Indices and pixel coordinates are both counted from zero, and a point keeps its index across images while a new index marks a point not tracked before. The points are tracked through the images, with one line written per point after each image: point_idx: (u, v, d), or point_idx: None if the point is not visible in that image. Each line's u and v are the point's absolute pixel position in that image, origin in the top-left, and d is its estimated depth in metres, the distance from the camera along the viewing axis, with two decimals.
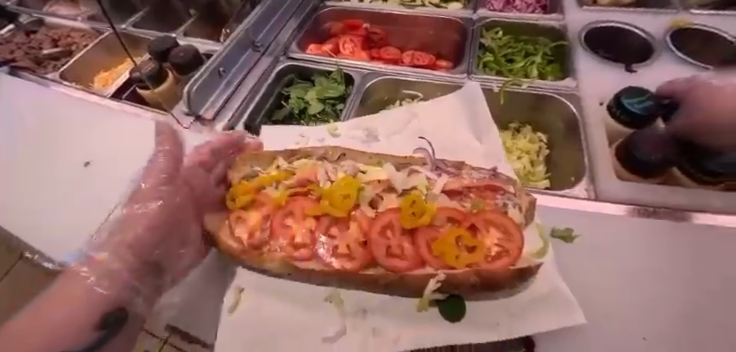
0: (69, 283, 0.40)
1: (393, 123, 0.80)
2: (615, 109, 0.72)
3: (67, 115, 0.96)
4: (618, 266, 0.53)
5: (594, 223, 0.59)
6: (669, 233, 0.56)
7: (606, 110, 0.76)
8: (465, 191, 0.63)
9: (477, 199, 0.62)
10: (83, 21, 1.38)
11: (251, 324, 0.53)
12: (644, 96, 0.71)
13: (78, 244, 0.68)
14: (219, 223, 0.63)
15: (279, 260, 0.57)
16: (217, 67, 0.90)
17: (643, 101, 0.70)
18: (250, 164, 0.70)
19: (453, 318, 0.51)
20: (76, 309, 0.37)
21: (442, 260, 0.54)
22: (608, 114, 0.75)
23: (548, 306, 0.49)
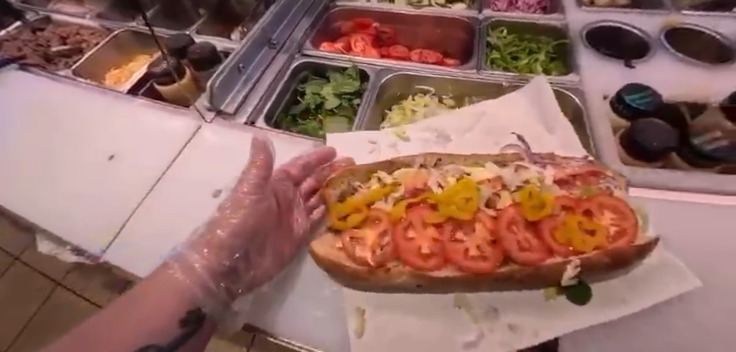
0: (162, 284, 0.48)
1: (463, 121, 0.78)
2: (617, 106, 0.78)
3: (86, 111, 0.99)
4: (680, 244, 0.57)
5: (657, 208, 0.62)
6: (681, 211, 0.62)
7: (610, 105, 0.82)
8: (571, 180, 0.59)
9: (584, 187, 0.58)
10: (91, 19, 1.39)
11: (378, 338, 0.51)
12: (645, 91, 0.77)
13: (111, 233, 0.72)
14: (328, 244, 0.56)
15: (429, 272, 0.50)
16: (237, 63, 0.94)
17: (644, 97, 0.76)
18: (344, 181, 0.61)
19: (580, 299, 0.53)
20: (165, 307, 0.46)
21: (570, 247, 0.52)
22: (612, 109, 0.80)
23: (667, 278, 0.53)
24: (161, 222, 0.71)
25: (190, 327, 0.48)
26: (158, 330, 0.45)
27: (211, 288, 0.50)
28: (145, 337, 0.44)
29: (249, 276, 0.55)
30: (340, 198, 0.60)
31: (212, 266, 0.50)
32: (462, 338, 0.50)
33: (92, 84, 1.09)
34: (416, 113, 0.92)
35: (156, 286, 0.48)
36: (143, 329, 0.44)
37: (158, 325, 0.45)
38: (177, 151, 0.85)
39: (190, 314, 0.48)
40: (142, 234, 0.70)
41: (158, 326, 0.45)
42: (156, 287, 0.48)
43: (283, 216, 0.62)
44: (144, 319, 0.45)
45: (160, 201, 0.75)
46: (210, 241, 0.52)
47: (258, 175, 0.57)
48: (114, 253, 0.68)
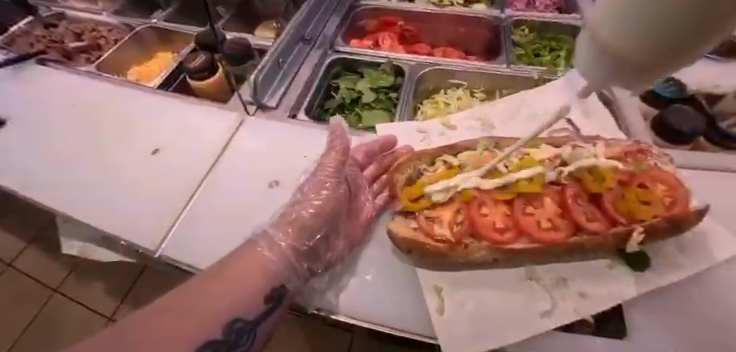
0: (246, 262, 0.49)
1: (506, 110, 0.81)
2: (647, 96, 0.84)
3: (121, 108, 0.99)
4: (722, 218, 0.62)
5: (697, 184, 0.68)
6: (720, 189, 0.67)
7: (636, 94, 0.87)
8: (623, 156, 0.62)
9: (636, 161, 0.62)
10: (107, 15, 1.36)
11: (460, 310, 0.54)
12: (669, 82, 0.84)
13: (167, 223, 0.72)
14: (403, 223, 0.58)
15: (507, 245, 0.54)
16: (278, 57, 0.95)
17: (668, 87, 0.83)
18: (412, 165, 0.64)
19: (643, 266, 0.56)
20: (248, 284, 0.47)
21: (631, 216, 0.56)
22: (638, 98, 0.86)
23: (714, 246, 0.58)
24: (218, 214, 0.72)
25: (273, 303, 0.49)
26: (243, 305, 0.46)
27: (295, 266, 0.52)
28: (232, 311, 0.45)
29: (328, 255, 0.57)
30: (408, 181, 0.62)
31: (298, 246, 0.53)
32: (538, 307, 0.53)
33: (121, 81, 1.08)
34: (449, 105, 0.95)
35: (242, 262, 0.49)
36: (229, 304, 0.45)
37: (243, 301, 0.46)
38: (223, 145, 0.85)
39: (274, 290, 0.49)
40: (199, 226, 0.71)
41: (242, 302, 0.46)
42: (240, 264, 0.49)
43: (352, 199, 0.63)
44: (229, 293, 0.46)
45: (214, 195, 0.76)
46: (291, 222, 0.55)
47: (337, 158, 0.61)
48: (173, 243, 0.69)
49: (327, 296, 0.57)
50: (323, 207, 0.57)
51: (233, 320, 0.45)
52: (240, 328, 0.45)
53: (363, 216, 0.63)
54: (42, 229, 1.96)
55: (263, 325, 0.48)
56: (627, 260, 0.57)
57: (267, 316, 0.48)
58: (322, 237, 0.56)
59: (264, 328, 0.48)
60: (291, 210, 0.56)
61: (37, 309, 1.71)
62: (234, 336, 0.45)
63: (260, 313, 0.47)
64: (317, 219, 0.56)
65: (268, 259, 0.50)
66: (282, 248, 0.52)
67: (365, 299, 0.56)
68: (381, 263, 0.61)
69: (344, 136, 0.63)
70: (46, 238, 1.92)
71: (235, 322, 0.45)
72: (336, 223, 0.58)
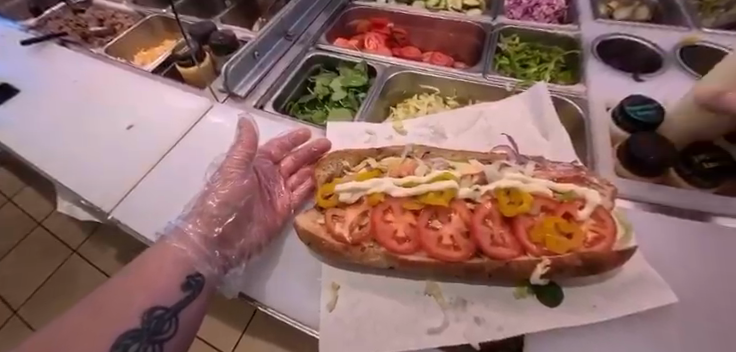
0: (159, 254, 0.53)
1: (463, 120, 0.79)
2: (617, 116, 0.78)
3: (114, 86, 1.08)
4: (669, 261, 0.57)
5: (652, 223, 0.63)
6: (676, 231, 0.61)
7: (611, 117, 0.81)
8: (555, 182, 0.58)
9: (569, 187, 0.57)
10: (128, 4, 1.48)
11: (349, 313, 0.54)
12: (649, 104, 0.76)
13: (121, 194, 0.78)
14: (312, 219, 0.60)
15: (402, 255, 0.53)
16: (253, 50, 0.99)
17: (646, 109, 0.75)
18: (334, 162, 0.65)
19: (553, 302, 0.53)
20: (164, 274, 0.51)
21: (543, 246, 0.53)
22: (613, 121, 0.80)
23: (645, 291, 0.53)
24: (163, 190, 0.77)
25: (190, 291, 0.51)
26: (161, 293, 0.49)
27: (205, 253, 0.55)
28: (151, 299, 0.48)
29: (237, 243, 0.58)
30: (329, 178, 0.63)
31: (205, 232, 0.56)
32: (427, 323, 0.52)
33: (123, 64, 1.17)
34: (418, 110, 0.93)
35: (153, 258, 0.52)
36: (145, 295, 0.49)
37: (159, 290, 0.49)
38: (187, 128, 0.90)
39: (190, 277, 0.52)
40: (145, 197, 0.77)
41: (160, 291, 0.49)
42: (153, 260, 0.52)
43: (265, 189, 0.66)
44: (147, 285, 0.49)
45: (165, 173, 0.81)
46: (207, 218, 0.58)
47: (243, 152, 0.66)
48: (120, 212, 0.75)
49: (256, 286, 0.58)
50: (229, 195, 0.60)
51: (152, 307, 0.48)
52: (160, 316, 0.48)
53: (280, 204, 0.66)
54: (52, 190, 2.01)
55: (183, 314, 0.50)
56: (536, 292, 0.55)
57: (188, 303, 0.51)
58: (232, 223, 0.59)
59: (186, 317, 0.50)
60: (208, 199, 0.59)
61: (56, 265, 1.75)
62: (155, 323, 0.47)
63: (179, 300, 0.50)
64: (225, 206, 0.59)
65: (178, 249, 0.54)
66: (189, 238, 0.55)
67: (278, 291, 0.58)
68: (295, 257, 0.62)
69: (251, 132, 0.69)
70: (50, 200, 1.99)
71: (154, 309, 0.48)
72: (248, 207, 0.62)
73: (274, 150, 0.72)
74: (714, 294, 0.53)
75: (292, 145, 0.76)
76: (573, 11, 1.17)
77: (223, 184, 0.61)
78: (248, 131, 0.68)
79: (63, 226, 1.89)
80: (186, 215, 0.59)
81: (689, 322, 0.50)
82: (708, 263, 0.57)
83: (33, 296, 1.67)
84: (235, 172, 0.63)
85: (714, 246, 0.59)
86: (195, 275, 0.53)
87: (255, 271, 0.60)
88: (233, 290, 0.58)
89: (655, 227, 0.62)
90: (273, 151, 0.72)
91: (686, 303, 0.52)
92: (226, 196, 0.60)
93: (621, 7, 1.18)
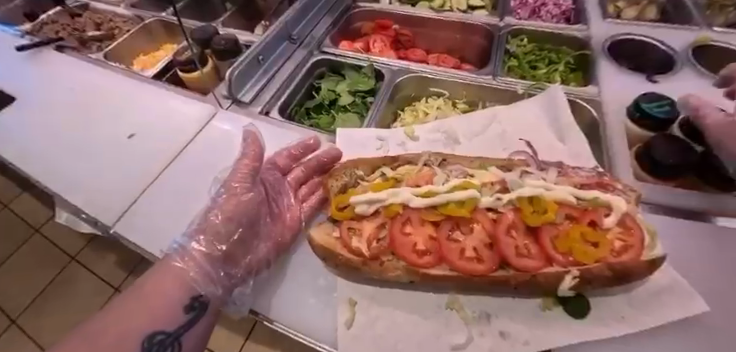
0: (163, 273, 0.49)
1: (475, 125, 0.77)
2: (634, 114, 0.76)
3: (113, 93, 1.05)
4: (697, 269, 0.55)
5: (677, 228, 0.61)
6: (702, 237, 0.59)
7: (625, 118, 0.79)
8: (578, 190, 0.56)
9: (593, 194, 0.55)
10: (126, 8, 1.45)
11: (369, 329, 0.52)
12: (663, 101, 0.75)
13: (124, 206, 0.76)
14: (327, 232, 0.58)
15: (423, 269, 0.51)
16: (257, 55, 0.96)
17: (662, 106, 0.74)
18: (348, 172, 0.63)
19: (578, 314, 0.51)
20: (165, 295, 0.47)
21: (570, 257, 0.51)
22: (628, 120, 0.77)
23: (675, 300, 0.51)
24: (169, 200, 0.75)
25: (194, 313, 0.48)
26: (162, 317, 0.46)
27: (209, 270, 0.51)
28: (151, 324, 0.45)
29: (247, 258, 0.56)
30: (343, 188, 0.61)
31: (208, 251, 0.52)
32: (451, 339, 0.50)
33: (122, 70, 1.14)
34: (428, 115, 0.91)
35: (156, 277, 0.49)
36: (146, 318, 0.45)
37: (161, 313, 0.46)
38: (192, 135, 0.88)
39: (193, 300, 0.48)
40: (149, 210, 0.74)
41: (161, 314, 0.46)
42: (153, 280, 0.48)
43: (272, 200, 0.65)
44: (148, 309, 0.46)
45: (170, 183, 0.78)
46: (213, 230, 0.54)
47: (253, 160, 0.62)
48: (124, 224, 0.72)
49: (263, 301, 0.56)
50: (236, 210, 0.57)
51: (153, 332, 0.44)
52: (161, 341, 0.45)
53: (289, 218, 0.64)
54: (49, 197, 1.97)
55: (186, 338, 0.47)
56: (562, 303, 0.53)
57: (190, 326, 0.47)
58: (237, 241, 0.56)
59: (189, 340, 0.47)
60: (214, 215, 0.56)
61: (56, 274, 1.72)
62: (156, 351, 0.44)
63: (182, 323, 0.47)
64: (230, 222, 0.56)
65: (180, 269, 0.50)
66: (195, 255, 0.51)
67: (290, 307, 0.55)
68: (309, 271, 0.60)
69: (259, 146, 0.66)
70: (48, 207, 1.95)
71: (154, 335, 0.44)
72: (254, 220, 0.59)
73: (283, 161, 0.70)
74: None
75: (304, 153, 0.74)
76: (580, 11, 1.16)
77: (230, 198, 0.58)
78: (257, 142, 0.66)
79: (62, 234, 1.85)
80: (190, 231, 0.56)
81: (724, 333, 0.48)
82: None
83: (32, 306, 1.63)
84: (241, 186, 0.60)
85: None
86: (199, 297, 0.49)
87: (263, 285, 0.58)
88: (242, 309, 0.55)
89: (677, 232, 0.60)
90: (281, 162, 0.70)
91: (717, 312, 0.51)
92: (234, 210, 0.57)
93: (628, 6, 1.17)
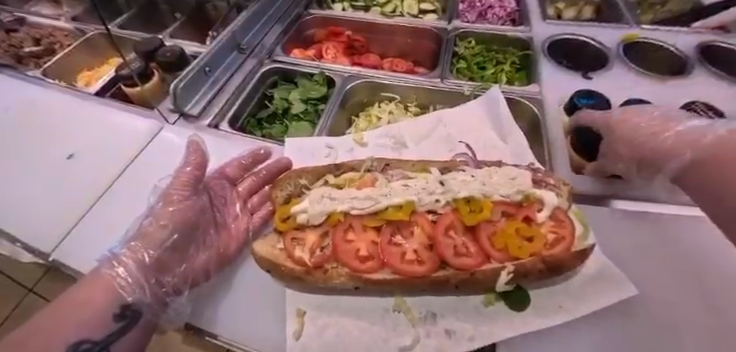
0: (91, 283, 0.49)
1: (421, 128, 0.79)
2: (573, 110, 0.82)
3: (50, 112, 0.99)
4: (628, 257, 0.59)
5: (610, 217, 0.65)
6: (634, 224, 0.63)
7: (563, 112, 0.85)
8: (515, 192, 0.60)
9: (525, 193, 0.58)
10: (66, 21, 1.37)
11: (317, 339, 0.51)
12: (592, 95, 0.84)
13: (63, 230, 0.72)
14: (271, 244, 0.57)
15: (366, 274, 0.51)
16: (204, 66, 0.94)
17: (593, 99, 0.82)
18: (292, 182, 0.62)
19: (519, 306, 0.53)
20: (94, 305, 0.47)
21: (506, 253, 0.52)
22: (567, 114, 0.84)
23: (609, 285, 0.54)
24: (111, 221, 0.72)
25: (125, 322, 0.48)
26: (89, 325, 0.46)
27: (140, 281, 0.50)
28: (78, 332, 0.45)
29: (183, 272, 0.55)
30: (287, 199, 0.61)
31: (139, 257, 0.52)
32: (398, 342, 0.50)
33: (62, 86, 1.08)
34: (380, 119, 0.92)
35: (88, 287, 0.48)
36: (73, 326, 0.45)
37: (88, 321, 0.46)
38: (136, 152, 0.84)
39: (124, 308, 0.48)
40: (89, 232, 0.70)
41: (88, 323, 0.46)
42: (83, 291, 0.48)
43: (217, 209, 0.63)
44: (74, 320, 0.45)
45: (113, 204, 0.75)
46: (144, 247, 0.53)
47: (192, 174, 0.60)
48: (59, 251, 0.68)
49: (205, 313, 0.56)
50: (173, 218, 0.56)
51: (78, 341, 0.44)
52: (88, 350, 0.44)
53: (235, 229, 0.63)
54: None
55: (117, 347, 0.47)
56: (504, 298, 0.54)
57: (120, 336, 0.47)
58: (170, 248, 0.55)
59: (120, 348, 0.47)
60: (150, 222, 0.56)
61: None
62: None
63: (110, 332, 0.47)
64: (165, 229, 0.55)
65: (109, 276, 0.49)
66: (126, 263, 0.51)
67: (237, 320, 0.55)
68: (258, 283, 0.59)
69: (201, 153, 0.63)
70: None
71: (81, 343, 0.44)
72: (191, 234, 0.58)
73: (232, 171, 0.69)
74: (673, 285, 0.55)
75: (255, 164, 0.72)
76: (524, 12, 1.21)
77: (169, 206, 0.58)
78: (200, 152, 0.63)
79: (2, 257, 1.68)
80: (127, 238, 0.55)
81: (648, 316, 0.52)
82: (665, 253, 0.59)
83: None
84: (180, 194, 0.59)
85: (668, 236, 0.61)
86: (130, 305, 0.48)
87: (205, 300, 0.57)
88: (180, 320, 0.54)
89: (609, 220, 0.64)
90: (229, 172, 0.68)
91: (651, 298, 0.54)
92: (170, 218, 0.56)
93: (568, 7, 1.24)
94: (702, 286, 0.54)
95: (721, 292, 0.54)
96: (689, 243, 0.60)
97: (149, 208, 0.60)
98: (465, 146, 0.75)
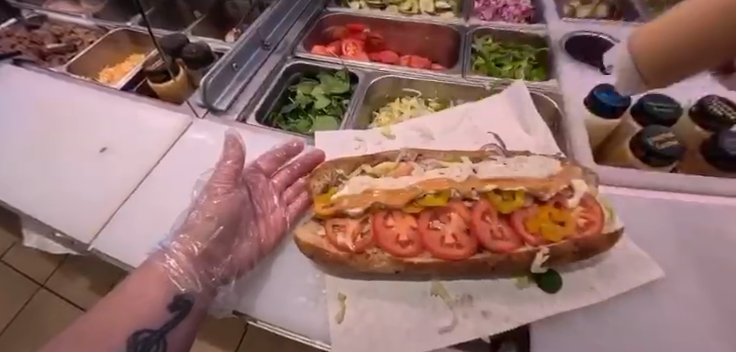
0: (145, 277, 0.52)
1: (450, 120, 0.81)
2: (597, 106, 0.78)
3: (79, 107, 1.02)
4: (653, 243, 0.61)
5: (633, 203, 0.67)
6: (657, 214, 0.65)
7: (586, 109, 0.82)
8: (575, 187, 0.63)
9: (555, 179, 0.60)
10: (88, 18, 1.39)
11: (358, 322, 0.53)
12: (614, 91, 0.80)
13: (102, 221, 0.74)
14: (312, 231, 0.59)
15: (406, 258, 0.54)
16: (231, 62, 0.97)
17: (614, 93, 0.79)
18: (329, 172, 0.64)
19: (553, 287, 0.55)
20: (147, 301, 0.51)
21: (541, 236, 0.55)
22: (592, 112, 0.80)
23: (638, 269, 0.57)
24: (147, 210, 0.75)
25: (178, 311, 0.52)
26: (147, 318, 0.50)
27: (190, 272, 0.53)
28: (137, 323, 0.49)
29: (227, 259, 0.57)
30: (324, 188, 0.63)
31: (187, 250, 0.54)
32: (437, 323, 0.53)
33: (89, 82, 1.11)
34: (403, 113, 0.94)
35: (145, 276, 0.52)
36: (132, 318, 0.49)
37: (143, 314, 0.50)
38: (165, 148, 0.87)
39: (177, 298, 0.52)
40: (129, 221, 0.73)
41: (144, 315, 0.50)
42: (137, 284, 0.52)
43: (256, 201, 0.66)
44: (133, 313, 0.50)
45: (148, 196, 0.78)
46: (190, 233, 0.56)
47: (231, 166, 0.63)
48: (102, 241, 0.71)
49: (249, 299, 0.58)
50: (218, 210, 0.58)
51: (137, 331, 0.49)
52: (146, 338, 0.49)
53: (273, 218, 0.65)
54: None
55: (170, 336, 0.51)
56: (537, 281, 0.56)
57: (173, 326, 0.51)
58: (217, 239, 0.57)
59: (173, 338, 0.52)
60: (195, 214, 0.58)
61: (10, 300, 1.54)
62: (141, 347, 0.49)
63: (167, 321, 0.51)
64: (211, 221, 0.57)
65: (164, 268, 0.53)
66: (178, 257, 0.54)
67: (284, 304, 0.57)
68: (297, 270, 0.61)
69: (240, 146, 0.64)
70: None
71: (140, 333, 0.49)
72: (235, 224, 0.60)
73: (266, 164, 0.71)
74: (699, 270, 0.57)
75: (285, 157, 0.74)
76: (540, 10, 1.23)
77: (212, 198, 0.60)
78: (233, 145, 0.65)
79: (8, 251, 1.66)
80: (175, 231, 0.58)
81: (676, 298, 0.54)
82: (692, 241, 0.61)
83: None
84: (223, 186, 0.61)
85: (694, 224, 0.63)
86: (182, 295, 0.52)
87: (249, 286, 0.60)
88: (227, 308, 0.58)
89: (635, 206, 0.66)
90: (264, 164, 0.70)
91: (712, 292, 0.54)
92: (215, 210, 0.58)
93: (583, 5, 1.26)
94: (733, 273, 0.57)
95: None
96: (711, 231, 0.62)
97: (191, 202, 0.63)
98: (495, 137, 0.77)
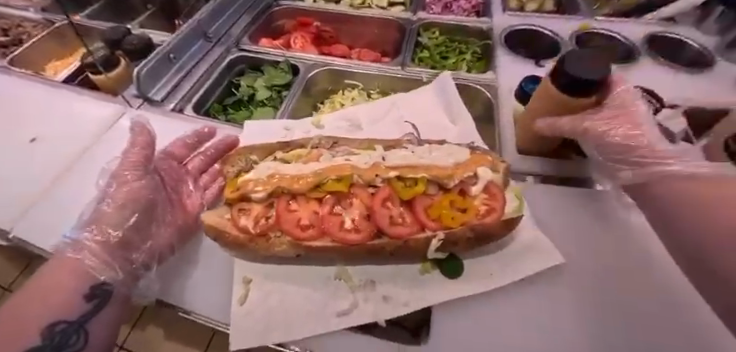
0: (57, 267, 0.49)
1: (376, 110, 0.82)
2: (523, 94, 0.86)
3: (15, 99, 0.99)
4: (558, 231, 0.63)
5: (545, 193, 0.69)
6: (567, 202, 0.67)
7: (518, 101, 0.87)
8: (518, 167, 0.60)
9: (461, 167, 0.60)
10: (35, 12, 1.36)
11: (261, 306, 0.53)
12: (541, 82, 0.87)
13: (20, 210, 0.72)
14: (219, 214, 0.59)
15: (305, 242, 0.55)
16: (168, 53, 0.95)
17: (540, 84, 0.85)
18: (243, 158, 0.64)
19: (453, 273, 0.57)
20: (65, 289, 0.47)
21: (440, 223, 0.56)
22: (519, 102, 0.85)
23: (537, 254, 0.58)
24: (68, 199, 0.73)
25: (97, 300, 0.48)
26: (61, 307, 0.46)
27: (107, 260, 0.50)
28: (54, 313, 0.45)
29: (146, 245, 0.56)
30: (238, 174, 0.62)
31: (103, 239, 0.51)
32: (336, 307, 0.53)
33: (27, 75, 1.08)
34: (344, 105, 0.94)
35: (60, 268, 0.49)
36: (43, 307, 0.45)
37: (58, 304, 0.46)
38: (96, 138, 0.85)
39: (94, 288, 0.48)
40: (46, 210, 0.71)
41: (62, 305, 0.46)
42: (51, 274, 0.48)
43: (171, 189, 0.64)
44: (45, 302, 0.46)
45: (71, 186, 0.76)
46: (101, 222, 0.53)
47: (140, 153, 0.62)
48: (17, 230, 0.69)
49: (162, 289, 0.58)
50: (129, 197, 0.56)
51: (53, 322, 0.45)
52: (64, 329, 0.45)
53: (190, 204, 0.65)
54: None
55: (93, 325, 0.48)
56: (438, 267, 0.57)
57: (95, 313, 0.48)
58: (134, 227, 0.55)
59: (97, 325, 0.48)
60: (105, 203, 0.55)
61: None
62: (60, 338, 0.45)
63: (86, 311, 0.47)
64: (124, 209, 0.55)
65: (76, 260, 0.49)
66: (90, 245, 0.50)
67: (196, 293, 0.57)
68: (212, 260, 0.62)
69: (148, 133, 0.65)
70: None
71: (56, 324, 0.45)
72: (150, 211, 0.58)
73: (180, 150, 0.71)
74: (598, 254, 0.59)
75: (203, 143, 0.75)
76: (487, 5, 1.25)
77: (121, 186, 0.58)
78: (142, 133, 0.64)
79: None
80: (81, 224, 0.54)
81: (572, 282, 0.56)
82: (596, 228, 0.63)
83: None
84: (132, 173, 0.59)
85: (602, 210, 0.65)
86: (101, 284, 0.49)
87: (165, 276, 0.59)
88: (150, 296, 0.55)
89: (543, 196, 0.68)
90: (176, 151, 0.70)
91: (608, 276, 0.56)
92: (127, 197, 0.56)
93: None
94: (631, 256, 0.59)
95: (641, 261, 0.58)
96: (616, 217, 0.64)
97: (100, 192, 0.60)
98: (411, 127, 0.78)
